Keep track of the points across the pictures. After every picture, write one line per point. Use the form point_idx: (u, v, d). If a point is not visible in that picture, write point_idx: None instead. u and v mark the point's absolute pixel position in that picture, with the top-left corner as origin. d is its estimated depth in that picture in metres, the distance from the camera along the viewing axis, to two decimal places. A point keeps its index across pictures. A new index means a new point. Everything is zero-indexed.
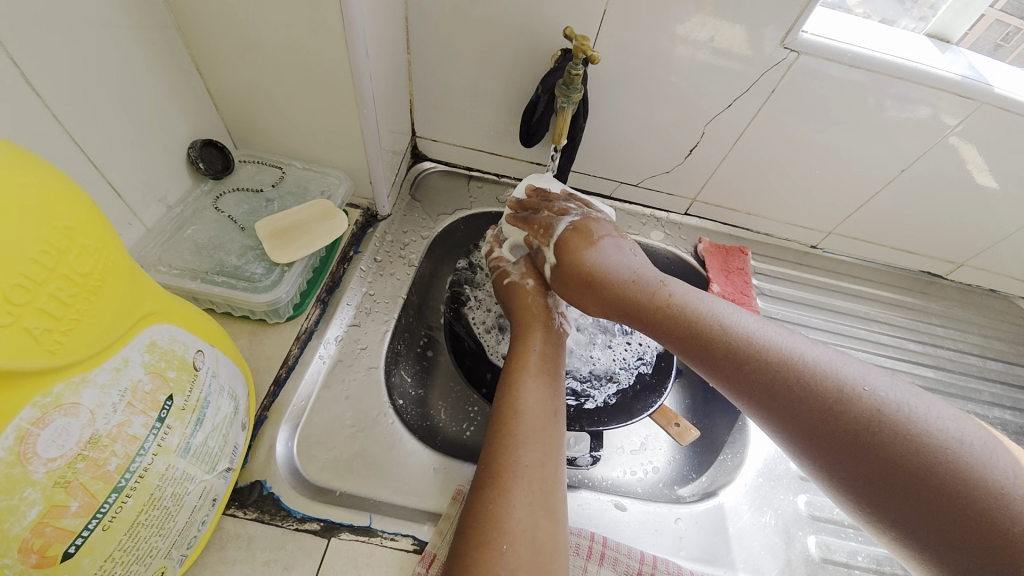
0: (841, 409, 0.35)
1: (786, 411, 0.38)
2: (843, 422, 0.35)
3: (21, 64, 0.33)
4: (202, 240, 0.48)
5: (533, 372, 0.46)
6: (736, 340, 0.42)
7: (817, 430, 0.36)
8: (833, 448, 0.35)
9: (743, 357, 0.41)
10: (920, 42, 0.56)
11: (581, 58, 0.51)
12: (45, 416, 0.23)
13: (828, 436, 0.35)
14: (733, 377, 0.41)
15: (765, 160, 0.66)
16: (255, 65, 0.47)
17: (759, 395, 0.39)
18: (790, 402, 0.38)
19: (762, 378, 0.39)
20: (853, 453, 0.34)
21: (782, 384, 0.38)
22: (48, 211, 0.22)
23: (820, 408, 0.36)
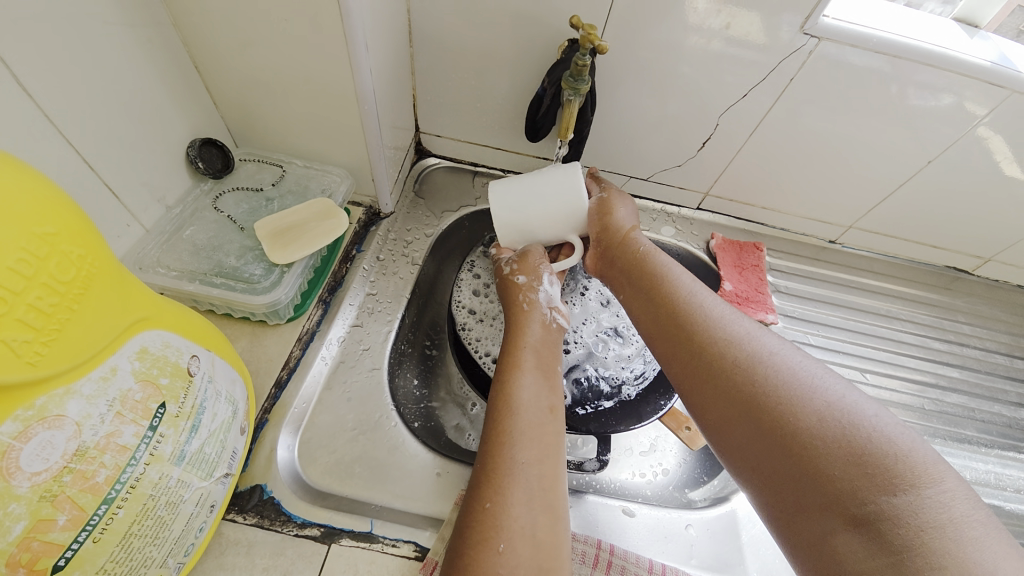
0: (779, 405, 0.34)
1: (727, 404, 0.37)
2: (779, 422, 0.34)
3: (13, 66, 0.33)
4: (202, 241, 0.47)
5: (526, 369, 0.44)
6: (699, 330, 0.41)
7: (752, 426, 0.35)
8: (762, 446, 0.34)
9: (701, 346, 0.40)
10: (946, 26, 0.53)
11: (588, 49, 0.49)
12: (27, 429, 0.22)
13: (758, 428, 0.34)
14: (686, 365, 0.41)
15: (781, 152, 0.63)
16: (253, 60, 0.46)
17: (705, 383, 0.39)
18: (734, 394, 0.37)
19: (713, 368, 0.39)
20: (778, 454, 0.33)
21: (731, 373, 0.37)
22: (26, 217, 0.21)
23: (760, 404, 0.35)
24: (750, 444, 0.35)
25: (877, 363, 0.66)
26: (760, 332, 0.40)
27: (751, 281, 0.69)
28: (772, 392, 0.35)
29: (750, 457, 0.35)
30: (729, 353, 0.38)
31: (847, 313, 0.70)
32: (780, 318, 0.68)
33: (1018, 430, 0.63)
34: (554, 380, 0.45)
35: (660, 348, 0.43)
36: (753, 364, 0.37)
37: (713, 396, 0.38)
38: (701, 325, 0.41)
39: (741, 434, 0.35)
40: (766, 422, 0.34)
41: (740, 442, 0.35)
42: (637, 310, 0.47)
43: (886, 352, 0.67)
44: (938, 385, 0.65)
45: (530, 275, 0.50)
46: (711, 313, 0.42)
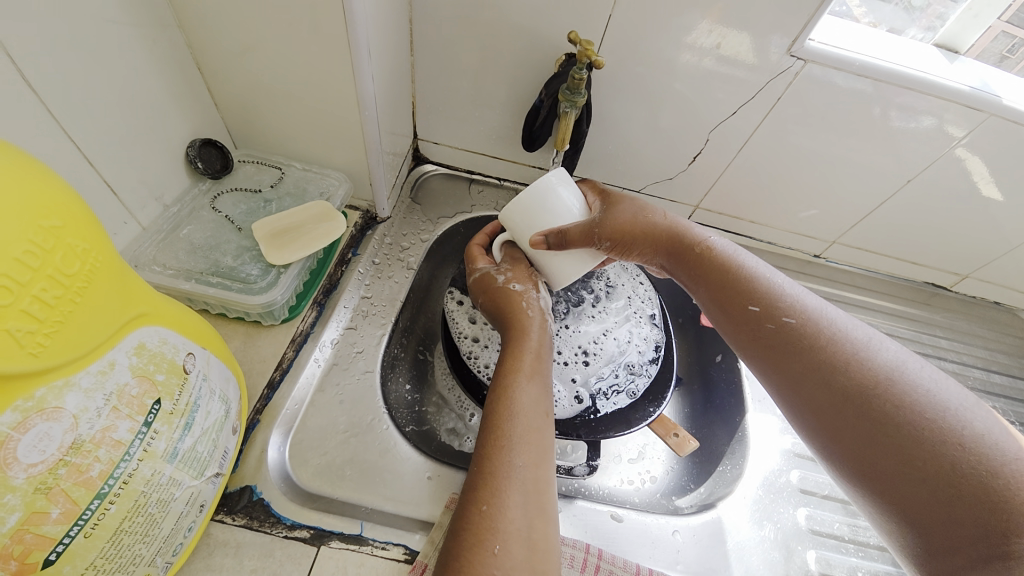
0: (913, 429, 0.32)
1: (842, 422, 0.35)
2: (906, 446, 0.32)
3: (16, 58, 0.33)
4: (198, 240, 0.48)
5: (518, 371, 0.44)
6: (808, 340, 0.38)
7: (872, 448, 0.33)
8: (890, 471, 0.32)
9: (813, 357, 0.37)
10: (927, 51, 0.56)
11: (585, 63, 0.51)
12: (26, 420, 0.22)
13: (886, 452, 0.33)
14: (794, 379, 0.38)
15: (768, 168, 0.65)
16: (257, 64, 0.47)
17: (816, 398, 0.36)
18: (852, 412, 0.35)
19: (828, 382, 0.36)
20: (913, 482, 0.31)
21: (851, 391, 0.35)
22: (34, 210, 0.22)
23: (885, 427, 0.33)
24: (867, 465, 0.34)
25: None
26: (877, 340, 0.37)
27: None
28: (899, 415, 0.33)
29: (867, 477, 0.34)
30: (849, 367, 0.36)
31: None
32: None
33: None
34: (545, 381, 0.45)
35: (757, 356, 0.41)
36: (875, 381, 0.35)
37: (828, 412, 0.36)
38: (809, 336, 0.38)
39: (859, 455, 0.34)
40: (893, 447, 0.33)
41: (862, 463, 0.34)
42: (722, 315, 0.44)
43: None
44: None
45: (528, 283, 0.51)
46: (820, 319, 0.39)
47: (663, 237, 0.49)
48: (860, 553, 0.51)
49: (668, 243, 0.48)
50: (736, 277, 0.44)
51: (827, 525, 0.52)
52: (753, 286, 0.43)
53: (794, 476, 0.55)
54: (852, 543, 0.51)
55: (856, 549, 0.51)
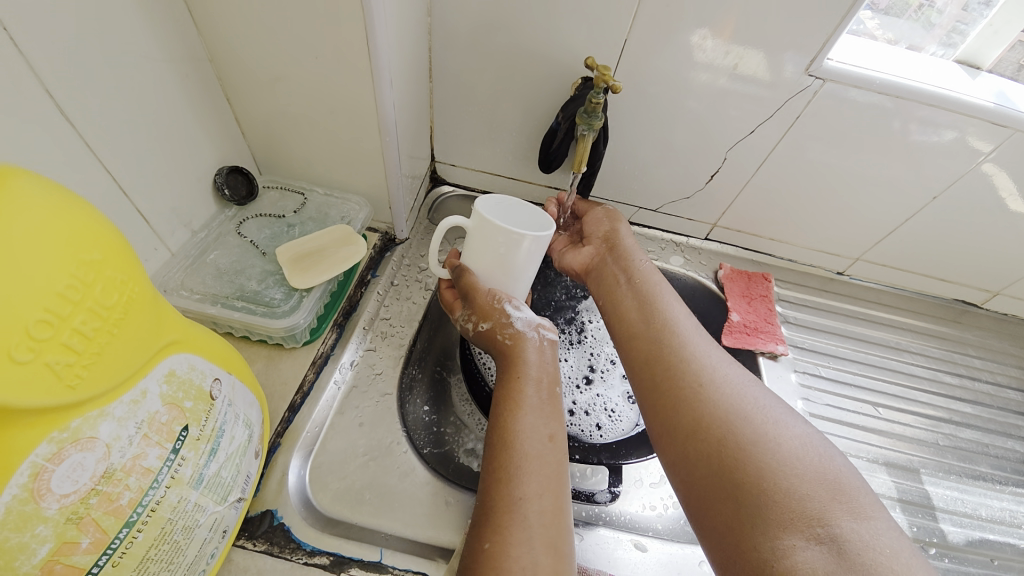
0: (743, 427, 0.37)
1: (685, 427, 0.39)
2: (746, 441, 0.36)
3: (57, 96, 0.34)
4: (224, 265, 0.49)
5: (525, 404, 0.43)
6: (674, 351, 0.44)
7: (704, 448, 0.37)
8: (718, 461, 0.36)
9: (681, 374, 0.42)
10: (948, 67, 0.55)
11: (602, 87, 0.51)
12: (61, 451, 0.22)
13: (720, 443, 0.37)
14: (656, 394, 0.42)
15: (788, 185, 0.64)
16: (283, 94, 0.49)
17: (669, 407, 0.41)
18: (698, 418, 0.39)
19: (683, 396, 0.41)
20: (735, 471, 0.35)
21: (699, 392, 0.40)
22: (76, 245, 0.22)
23: (732, 429, 0.37)
24: (702, 467, 0.37)
25: (889, 397, 0.65)
26: (733, 366, 0.43)
27: (760, 311, 0.69)
28: (734, 419, 0.38)
29: (696, 479, 0.36)
30: (704, 375, 0.41)
31: (857, 345, 0.70)
32: (791, 349, 0.67)
33: None
34: (555, 414, 0.44)
35: (637, 371, 0.45)
36: (729, 395, 0.40)
37: (676, 420, 0.40)
38: (682, 352, 0.44)
39: (694, 458, 0.37)
40: (721, 448, 0.36)
41: (694, 456, 0.37)
42: (625, 322, 0.50)
43: (899, 386, 0.66)
44: (952, 421, 0.64)
45: (493, 317, 0.49)
46: (692, 343, 0.45)
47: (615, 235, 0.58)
48: None
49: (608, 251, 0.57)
50: (648, 291, 0.51)
51: None
52: (658, 303, 0.50)
53: None
54: None
55: None
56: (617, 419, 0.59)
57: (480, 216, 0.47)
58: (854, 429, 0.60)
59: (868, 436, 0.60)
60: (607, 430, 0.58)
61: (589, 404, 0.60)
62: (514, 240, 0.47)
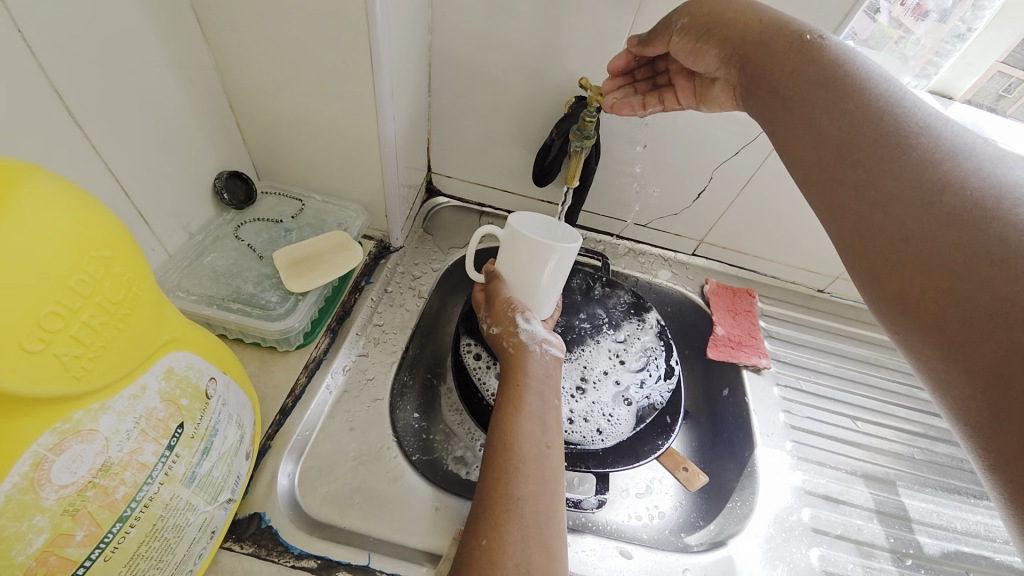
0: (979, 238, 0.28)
1: (911, 210, 0.31)
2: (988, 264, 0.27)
3: (67, 99, 0.35)
4: (221, 267, 0.49)
5: (523, 409, 0.45)
6: (868, 141, 0.35)
7: (948, 242, 0.29)
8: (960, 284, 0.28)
9: (878, 179, 0.33)
10: (922, 98, 0.60)
11: (595, 107, 0.54)
12: (62, 442, 0.23)
13: (952, 271, 0.28)
14: (866, 184, 0.34)
15: (771, 204, 0.67)
16: (285, 104, 0.50)
17: (884, 185, 0.33)
18: (919, 230, 0.31)
19: (901, 180, 0.32)
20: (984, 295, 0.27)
21: (901, 191, 0.32)
22: (89, 241, 0.23)
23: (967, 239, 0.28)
24: (937, 278, 0.29)
25: (868, 410, 0.67)
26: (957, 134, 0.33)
27: (744, 326, 0.71)
28: (965, 224, 0.29)
29: (924, 272, 0.29)
30: (910, 172, 0.32)
31: (837, 360, 0.72)
32: (773, 362, 0.69)
33: None
34: (558, 424, 0.46)
35: (822, 160, 0.37)
36: (948, 196, 0.30)
37: (889, 200, 0.32)
38: (867, 154, 0.34)
39: (926, 259, 0.30)
40: (964, 251, 0.28)
41: (923, 274, 0.30)
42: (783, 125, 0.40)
43: (876, 401, 0.68)
44: (927, 436, 0.66)
45: (503, 323, 0.52)
46: (901, 115, 0.35)
47: (738, 40, 0.44)
48: None
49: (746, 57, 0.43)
50: (832, 87, 0.38)
51: (841, 567, 0.51)
52: (839, 101, 0.37)
53: (806, 514, 0.55)
54: None
55: None
56: (616, 422, 0.57)
57: (513, 227, 0.49)
58: (834, 442, 0.62)
59: (848, 448, 0.62)
60: (608, 433, 0.56)
61: (586, 407, 0.57)
62: (539, 252, 0.48)
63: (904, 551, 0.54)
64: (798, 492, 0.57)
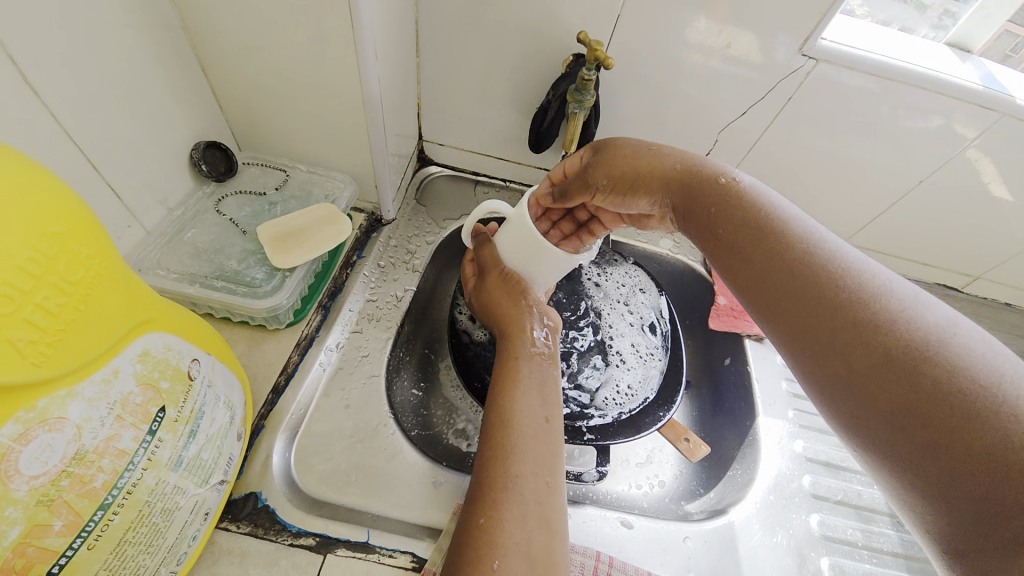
0: (842, 310, 0.31)
1: (849, 343, 0.30)
2: (846, 332, 0.31)
3: (20, 62, 0.32)
4: (202, 244, 0.47)
5: (521, 382, 0.44)
6: (736, 221, 0.38)
7: (873, 363, 0.29)
8: (838, 356, 0.31)
9: (769, 254, 0.36)
10: (940, 50, 0.54)
11: (593, 63, 0.50)
12: (28, 431, 0.21)
13: (824, 343, 0.31)
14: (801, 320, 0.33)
15: (779, 168, 0.64)
16: (261, 65, 0.46)
17: (805, 305, 0.33)
18: (807, 290, 0.33)
19: (827, 306, 0.32)
20: (859, 358, 0.30)
21: (777, 271, 0.35)
22: (37, 216, 0.21)
23: (833, 307, 0.32)
24: (824, 346, 0.31)
25: None
26: (836, 242, 0.36)
27: None
28: (900, 350, 0.28)
29: (852, 387, 0.30)
30: (782, 246, 0.36)
31: None
32: None
33: None
34: (556, 398, 0.45)
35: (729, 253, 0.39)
36: (807, 269, 0.34)
37: (820, 326, 0.32)
38: (752, 232, 0.37)
39: (838, 337, 0.31)
40: (833, 321, 0.31)
41: (811, 345, 0.32)
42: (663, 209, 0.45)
43: None
44: None
45: (504, 301, 0.50)
46: (775, 213, 0.38)
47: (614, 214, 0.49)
48: (874, 560, 0.51)
49: (676, 179, 0.43)
50: (754, 221, 0.38)
51: (840, 531, 0.52)
52: (705, 200, 0.41)
53: (806, 481, 0.55)
54: (866, 549, 0.51)
55: (870, 555, 0.51)
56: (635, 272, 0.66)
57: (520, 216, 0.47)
58: None
59: None
60: (640, 282, 0.65)
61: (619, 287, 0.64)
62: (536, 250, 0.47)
63: None
64: (797, 459, 0.56)
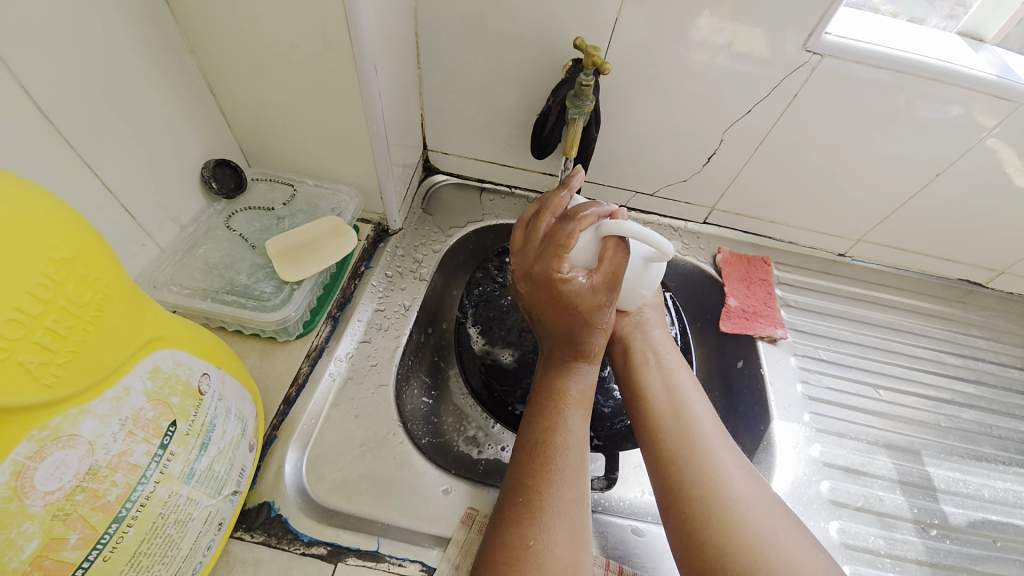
0: (676, 453, 0.44)
1: (662, 474, 0.43)
2: (678, 468, 0.43)
3: (33, 92, 0.34)
4: (214, 260, 0.49)
5: (570, 401, 0.43)
6: (644, 377, 0.50)
7: (682, 487, 0.42)
8: (659, 474, 0.44)
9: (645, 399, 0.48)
10: (952, 40, 0.53)
11: (592, 68, 0.51)
12: (42, 449, 0.22)
13: (653, 463, 0.45)
14: (643, 435, 0.47)
15: (788, 166, 0.63)
16: (266, 84, 0.48)
17: (661, 439, 0.45)
18: (670, 428, 0.45)
19: (652, 437, 0.46)
20: (674, 485, 0.42)
21: (647, 410, 0.47)
22: (45, 242, 0.22)
23: (673, 444, 0.44)
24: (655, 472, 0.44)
25: (891, 378, 0.64)
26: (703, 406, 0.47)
27: (759, 295, 0.68)
28: (706, 505, 0.40)
29: (666, 502, 0.42)
30: (667, 401, 0.47)
31: (858, 327, 0.68)
32: (790, 332, 0.66)
33: None
34: (592, 409, 0.44)
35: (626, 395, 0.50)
36: (676, 416, 0.46)
37: (665, 458, 0.44)
38: (648, 386, 0.49)
39: (666, 466, 0.44)
40: (674, 459, 0.44)
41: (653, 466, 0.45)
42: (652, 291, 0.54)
43: (901, 367, 0.65)
44: (954, 402, 0.63)
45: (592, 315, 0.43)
46: (671, 382, 0.49)
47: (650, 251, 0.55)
48: (896, 568, 0.49)
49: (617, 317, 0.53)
50: (655, 378, 0.49)
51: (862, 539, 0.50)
52: (634, 352, 0.51)
53: (825, 487, 0.53)
54: (888, 558, 0.50)
55: (892, 564, 0.49)
56: None
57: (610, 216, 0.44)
58: (854, 412, 0.60)
59: (868, 419, 0.60)
60: None
61: None
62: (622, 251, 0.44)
63: (929, 521, 0.53)
64: (814, 464, 0.55)
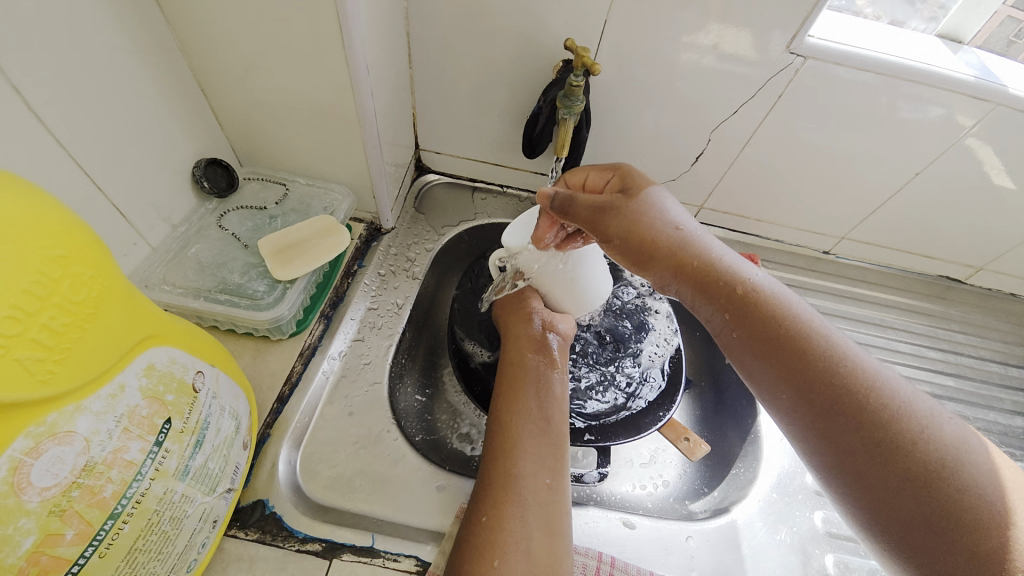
0: (816, 366, 0.35)
1: (824, 380, 0.35)
2: (829, 389, 0.34)
3: (23, 90, 0.34)
4: (206, 259, 0.49)
5: (520, 387, 0.44)
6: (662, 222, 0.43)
7: (842, 413, 0.33)
8: (811, 402, 0.35)
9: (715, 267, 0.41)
10: (931, 43, 0.54)
11: (581, 69, 0.51)
12: (39, 445, 0.23)
13: (795, 392, 0.36)
14: (778, 356, 0.37)
15: (775, 165, 0.64)
16: (258, 83, 0.48)
17: (791, 361, 0.36)
18: (793, 350, 0.37)
19: (796, 339, 0.37)
20: (833, 411, 0.34)
21: (763, 327, 0.38)
22: (40, 241, 0.22)
23: (808, 361, 0.36)
24: (806, 403, 0.35)
25: None
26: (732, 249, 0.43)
27: None
28: (882, 433, 0.32)
29: (835, 434, 0.33)
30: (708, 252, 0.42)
31: (843, 323, 0.70)
32: None
33: (1016, 438, 0.63)
34: (562, 402, 0.44)
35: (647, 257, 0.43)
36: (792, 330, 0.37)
37: (806, 378, 0.35)
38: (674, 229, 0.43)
39: (814, 391, 0.35)
40: (817, 381, 0.35)
41: (792, 397, 0.36)
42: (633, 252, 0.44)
43: (883, 362, 0.67)
44: (935, 395, 0.65)
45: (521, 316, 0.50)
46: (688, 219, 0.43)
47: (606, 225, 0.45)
48: None
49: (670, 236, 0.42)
50: (744, 290, 0.40)
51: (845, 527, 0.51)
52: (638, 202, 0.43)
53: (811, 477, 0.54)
54: None
55: None
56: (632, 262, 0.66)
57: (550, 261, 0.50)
58: None
59: None
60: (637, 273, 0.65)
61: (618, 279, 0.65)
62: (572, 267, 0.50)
63: None
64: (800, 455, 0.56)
